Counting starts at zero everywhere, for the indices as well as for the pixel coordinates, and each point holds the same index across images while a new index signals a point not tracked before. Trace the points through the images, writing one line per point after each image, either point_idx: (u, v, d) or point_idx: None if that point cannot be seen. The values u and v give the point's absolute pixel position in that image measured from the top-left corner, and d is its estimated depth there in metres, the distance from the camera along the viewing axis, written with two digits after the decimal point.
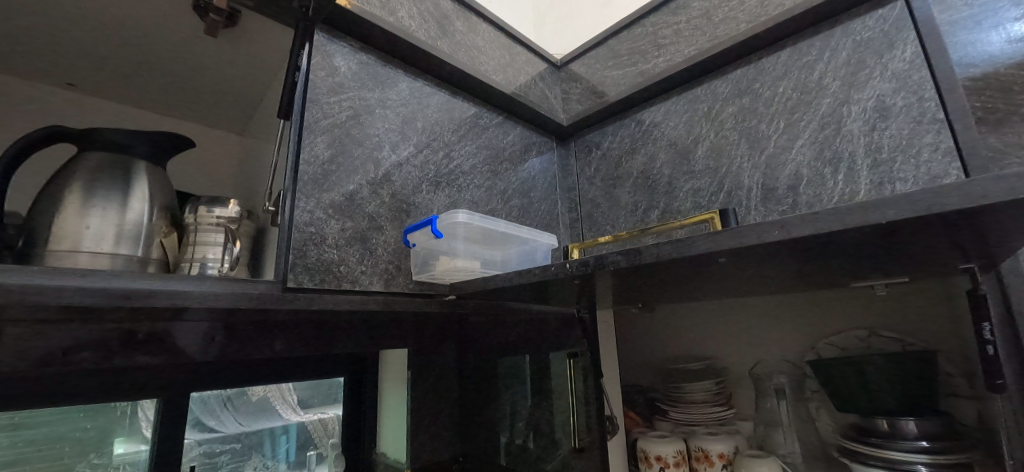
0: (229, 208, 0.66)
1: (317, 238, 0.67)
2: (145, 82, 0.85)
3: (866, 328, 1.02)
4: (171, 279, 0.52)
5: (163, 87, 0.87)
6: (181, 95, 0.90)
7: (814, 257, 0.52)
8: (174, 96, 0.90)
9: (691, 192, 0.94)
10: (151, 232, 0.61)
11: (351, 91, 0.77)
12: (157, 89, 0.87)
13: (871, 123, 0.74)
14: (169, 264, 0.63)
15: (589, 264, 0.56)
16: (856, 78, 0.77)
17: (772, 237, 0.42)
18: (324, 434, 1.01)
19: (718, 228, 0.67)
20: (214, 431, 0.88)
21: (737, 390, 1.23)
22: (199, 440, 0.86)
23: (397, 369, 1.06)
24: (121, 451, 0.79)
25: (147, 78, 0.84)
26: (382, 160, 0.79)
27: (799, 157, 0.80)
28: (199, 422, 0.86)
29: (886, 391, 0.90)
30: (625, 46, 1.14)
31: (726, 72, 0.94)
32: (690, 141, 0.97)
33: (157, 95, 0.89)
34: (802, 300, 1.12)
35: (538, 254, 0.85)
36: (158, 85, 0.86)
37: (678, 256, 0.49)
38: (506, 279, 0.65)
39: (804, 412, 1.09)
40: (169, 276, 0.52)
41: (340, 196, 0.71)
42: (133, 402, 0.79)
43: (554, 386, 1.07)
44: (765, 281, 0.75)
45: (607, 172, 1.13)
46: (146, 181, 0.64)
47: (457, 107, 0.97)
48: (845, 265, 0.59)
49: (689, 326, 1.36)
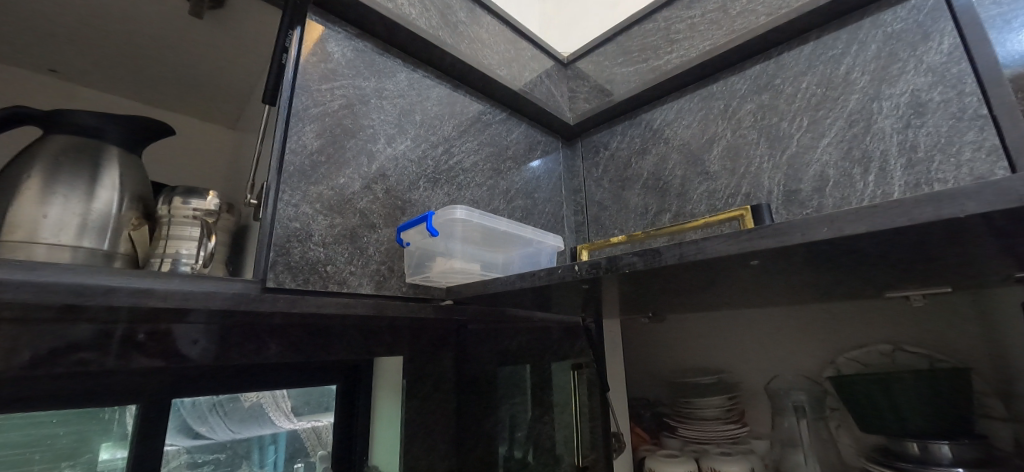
0: (207, 201, 0.60)
1: (303, 234, 0.61)
2: (132, 69, 0.81)
3: (890, 343, 0.95)
4: (136, 276, 0.47)
5: (152, 75, 0.83)
6: (171, 84, 0.86)
7: (852, 262, 0.46)
8: (163, 86, 0.86)
9: (706, 194, 0.88)
10: (119, 224, 0.56)
11: (345, 79, 0.72)
12: (146, 76, 0.83)
13: (905, 120, 0.68)
14: (138, 260, 0.58)
15: (601, 266, 0.50)
16: (887, 72, 0.71)
17: (820, 236, 0.35)
18: (317, 444, 0.95)
19: (747, 227, 0.61)
20: (204, 438, 0.82)
21: (749, 406, 1.16)
22: (187, 447, 0.80)
23: (391, 378, 0.97)
24: (105, 457, 0.73)
25: (135, 65, 0.80)
26: (376, 153, 0.73)
27: (825, 156, 0.75)
28: (186, 428, 0.80)
29: (917, 411, 0.83)
30: (635, 42, 1.09)
31: (744, 68, 0.88)
32: (705, 140, 0.91)
33: (147, 84, 0.85)
34: (819, 312, 1.06)
35: (543, 257, 0.78)
36: (146, 73, 0.83)
37: (702, 259, 0.42)
38: (507, 283, 0.59)
39: (824, 432, 1.01)
40: (133, 271, 0.47)
41: (330, 189, 0.66)
42: (120, 407, 0.74)
43: (556, 399, 1.02)
44: (787, 290, 0.70)
45: (615, 174, 1.07)
46: (117, 169, 0.58)
47: (458, 102, 0.92)
48: (880, 273, 0.54)
49: (701, 337, 1.29)
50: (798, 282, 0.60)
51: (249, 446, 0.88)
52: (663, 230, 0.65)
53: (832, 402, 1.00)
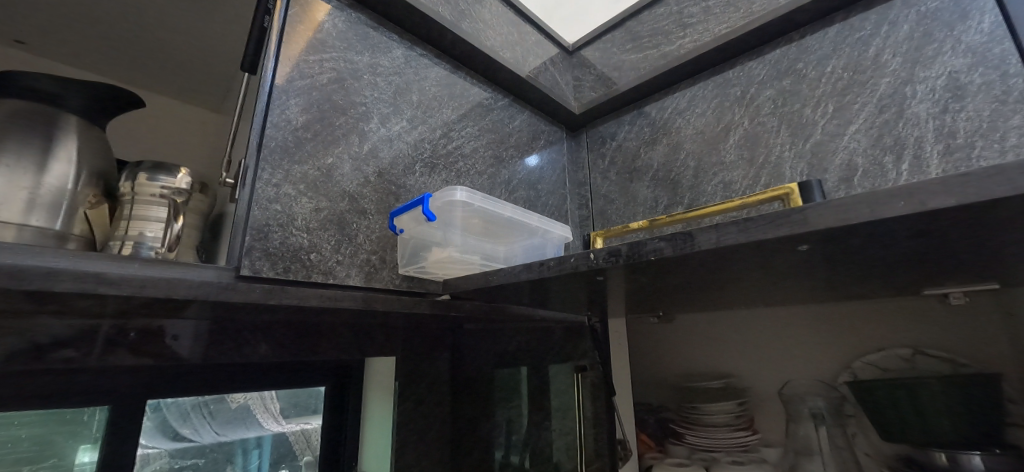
0: (177, 179, 0.54)
1: (284, 217, 0.55)
2: (108, 46, 0.76)
3: (910, 347, 0.87)
4: (90, 258, 0.41)
5: (130, 53, 0.78)
6: (149, 63, 0.81)
7: (907, 256, 0.41)
8: (142, 65, 0.81)
9: (721, 185, 0.83)
10: (74, 202, 0.50)
11: (335, 52, 0.66)
12: (123, 53, 0.78)
13: (943, 104, 0.63)
14: (95, 244, 0.51)
15: (620, 254, 0.43)
16: (921, 53, 0.66)
17: (895, 212, 0.29)
18: (306, 447, 0.88)
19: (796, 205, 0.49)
20: (188, 441, 0.76)
21: (761, 412, 1.06)
22: (170, 451, 0.73)
23: (383, 380, 0.88)
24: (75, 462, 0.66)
25: (111, 43, 0.75)
26: (369, 133, 0.67)
27: (853, 144, 0.70)
28: (169, 430, 0.74)
29: (943, 418, 0.78)
30: (645, 28, 1.03)
31: (763, 52, 0.83)
32: (720, 129, 0.86)
33: (124, 62, 0.80)
34: (833, 313, 0.97)
35: (549, 248, 0.72)
36: (123, 50, 0.77)
37: (743, 243, 0.36)
38: (510, 275, 0.53)
39: (841, 439, 0.92)
40: (89, 254, 0.41)
41: (316, 169, 0.59)
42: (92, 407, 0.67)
43: (557, 404, 0.95)
44: (812, 287, 0.64)
45: (623, 165, 1.02)
46: (73, 142, 0.52)
47: (458, 84, 0.86)
48: (928, 269, 0.48)
49: (705, 339, 1.19)
50: (832, 278, 0.54)
51: (231, 451, 0.81)
52: (686, 214, 0.59)
53: (849, 408, 0.92)
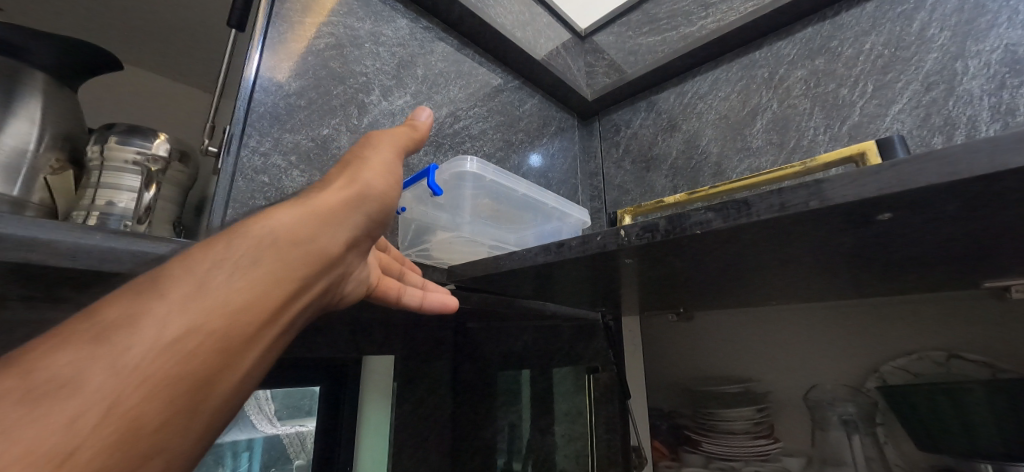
0: (154, 146, 0.48)
1: (272, 190, 0.49)
2: (109, 27, 0.91)
3: (945, 350, 0.79)
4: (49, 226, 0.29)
5: (130, 33, 0.94)
6: (145, 44, 0.97)
7: (995, 232, 0.35)
8: (139, 44, 0.97)
9: (747, 173, 0.77)
10: (33, 167, 0.44)
11: (334, 16, 0.61)
12: (123, 33, 0.93)
13: (999, 79, 0.57)
14: (58, 213, 0.46)
15: (658, 229, 0.37)
16: (973, 26, 0.61)
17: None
18: (301, 450, 0.76)
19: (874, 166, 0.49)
20: None
21: (781, 417, 0.97)
22: None
23: (382, 381, 0.81)
24: None
25: (112, 24, 0.90)
26: (369, 105, 0.62)
27: (896, 125, 0.64)
28: None
29: (993, 426, 0.68)
30: (663, 9, 0.98)
31: (793, 31, 0.78)
32: (746, 112, 0.80)
33: (123, 43, 0.96)
34: (861, 313, 0.88)
35: (564, 233, 0.65)
36: (123, 30, 0.92)
37: (818, 209, 0.29)
38: (524, 257, 0.47)
39: (874, 450, 0.85)
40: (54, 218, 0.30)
41: (310, 139, 0.54)
42: None
43: (563, 408, 0.86)
44: (855, 280, 0.58)
45: (639, 154, 0.96)
46: (36, 99, 0.46)
47: (466, 62, 0.81)
48: (1004, 253, 0.42)
49: (717, 340, 1.09)
50: (887, 266, 0.48)
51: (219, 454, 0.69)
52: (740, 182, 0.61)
53: (880, 415, 0.84)
